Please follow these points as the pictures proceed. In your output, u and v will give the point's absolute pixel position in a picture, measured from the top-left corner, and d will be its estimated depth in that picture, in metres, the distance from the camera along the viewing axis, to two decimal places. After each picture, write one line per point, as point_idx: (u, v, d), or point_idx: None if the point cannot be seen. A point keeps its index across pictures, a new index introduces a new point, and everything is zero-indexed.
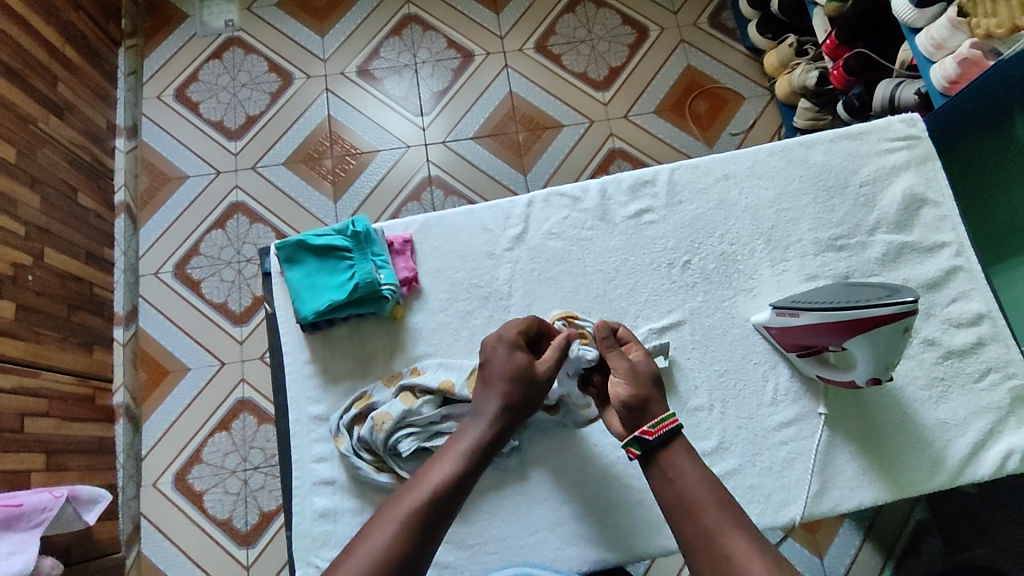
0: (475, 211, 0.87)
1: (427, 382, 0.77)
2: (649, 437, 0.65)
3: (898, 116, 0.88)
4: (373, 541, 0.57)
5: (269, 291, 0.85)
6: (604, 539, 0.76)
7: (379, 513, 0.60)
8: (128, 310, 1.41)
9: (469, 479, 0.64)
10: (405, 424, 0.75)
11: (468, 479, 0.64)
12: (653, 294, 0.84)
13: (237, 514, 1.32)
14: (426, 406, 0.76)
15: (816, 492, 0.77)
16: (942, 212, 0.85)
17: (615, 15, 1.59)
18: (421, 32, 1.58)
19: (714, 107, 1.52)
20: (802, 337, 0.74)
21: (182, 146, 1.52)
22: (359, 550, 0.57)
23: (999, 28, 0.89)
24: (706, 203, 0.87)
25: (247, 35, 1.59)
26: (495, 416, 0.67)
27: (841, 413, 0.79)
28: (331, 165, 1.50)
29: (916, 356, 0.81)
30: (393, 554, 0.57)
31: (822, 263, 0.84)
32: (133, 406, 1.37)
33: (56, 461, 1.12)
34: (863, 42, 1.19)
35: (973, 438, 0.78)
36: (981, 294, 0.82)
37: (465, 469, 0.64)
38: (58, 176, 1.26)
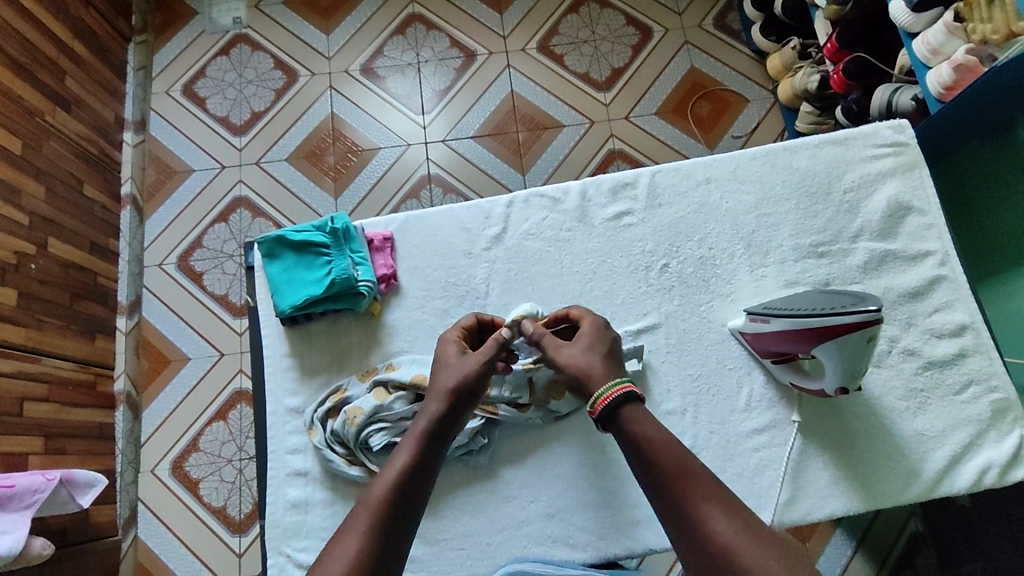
0: (455, 210, 0.88)
1: (400, 376, 0.78)
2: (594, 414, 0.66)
3: (885, 122, 0.87)
4: (342, 548, 0.56)
5: (251, 285, 0.87)
6: (571, 540, 0.76)
7: (344, 522, 0.59)
8: (131, 300, 1.45)
9: (424, 477, 0.64)
10: (374, 418, 0.76)
11: (425, 477, 0.64)
12: (629, 296, 0.84)
13: (231, 502, 1.34)
14: (398, 402, 0.77)
15: (787, 499, 0.76)
16: (927, 220, 0.84)
17: (619, 15, 1.58)
18: (424, 31, 1.60)
19: (717, 109, 1.51)
20: (772, 344, 0.74)
21: (187, 140, 1.55)
22: (330, 559, 0.55)
23: (994, 34, 0.89)
24: (687, 207, 0.87)
25: (254, 32, 1.61)
26: (437, 418, 0.68)
27: (816, 422, 0.78)
28: (333, 162, 1.52)
29: (894, 366, 0.80)
30: (365, 557, 0.55)
31: (801, 269, 0.84)
32: (134, 394, 1.40)
33: (54, 445, 1.16)
34: (862, 47, 1.18)
35: (950, 450, 0.77)
36: (964, 305, 0.81)
37: (419, 468, 0.64)
38: (63, 168, 1.29)
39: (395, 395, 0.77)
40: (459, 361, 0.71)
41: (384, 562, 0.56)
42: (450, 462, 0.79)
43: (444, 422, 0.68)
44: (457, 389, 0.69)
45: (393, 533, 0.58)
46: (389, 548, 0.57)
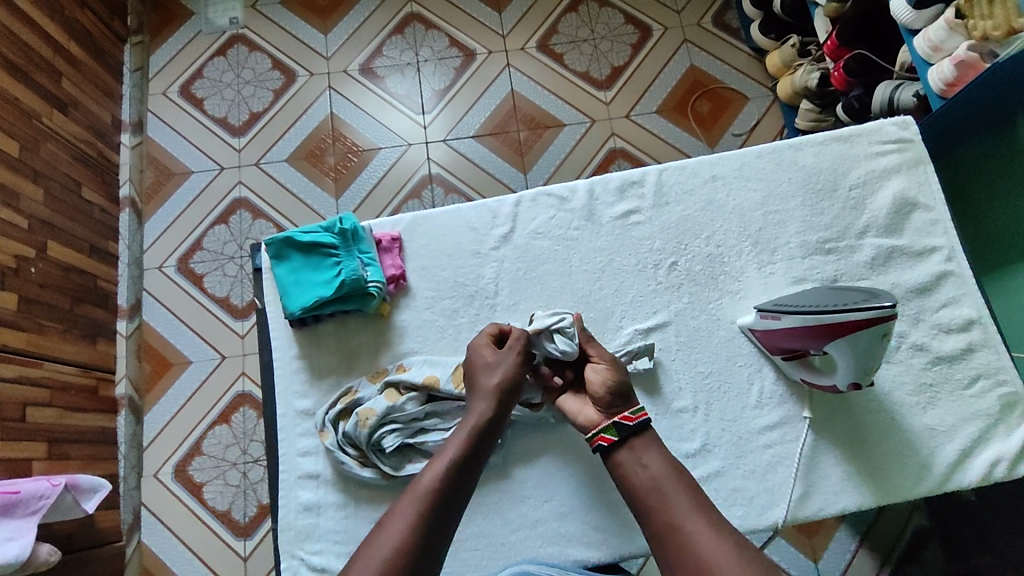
0: (462, 209, 0.88)
1: (412, 377, 0.78)
2: (628, 422, 0.69)
3: (890, 119, 0.88)
4: (387, 536, 0.58)
5: (258, 287, 0.86)
6: (585, 539, 0.76)
7: (390, 511, 0.61)
8: (132, 303, 1.44)
9: (469, 475, 0.65)
10: (392, 420, 0.77)
11: (469, 475, 0.65)
12: (638, 295, 0.84)
13: (236, 506, 1.34)
14: (410, 403, 0.77)
15: (800, 495, 0.76)
16: (933, 216, 0.84)
17: (618, 14, 1.58)
18: (423, 31, 1.59)
19: (717, 107, 1.52)
20: (784, 340, 0.74)
21: (185, 141, 1.54)
22: (374, 547, 0.57)
23: (995, 30, 0.89)
24: (694, 205, 0.87)
25: (251, 33, 1.61)
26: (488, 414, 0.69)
27: (826, 418, 0.79)
28: (333, 162, 1.52)
29: (904, 362, 0.80)
30: (408, 547, 0.57)
31: (809, 266, 0.84)
32: (136, 398, 1.39)
33: (57, 450, 1.15)
34: (863, 44, 1.18)
35: (960, 445, 0.77)
36: (971, 300, 0.82)
37: (464, 465, 0.65)
38: (61, 170, 1.28)
39: (415, 398, 0.77)
40: (496, 359, 0.72)
41: (425, 554, 0.58)
42: None
43: (491, 422, 0.69)
44: (501, 390, 0.71)
45: (436, 527, 0.60)
46: (432, 541, 0.59)
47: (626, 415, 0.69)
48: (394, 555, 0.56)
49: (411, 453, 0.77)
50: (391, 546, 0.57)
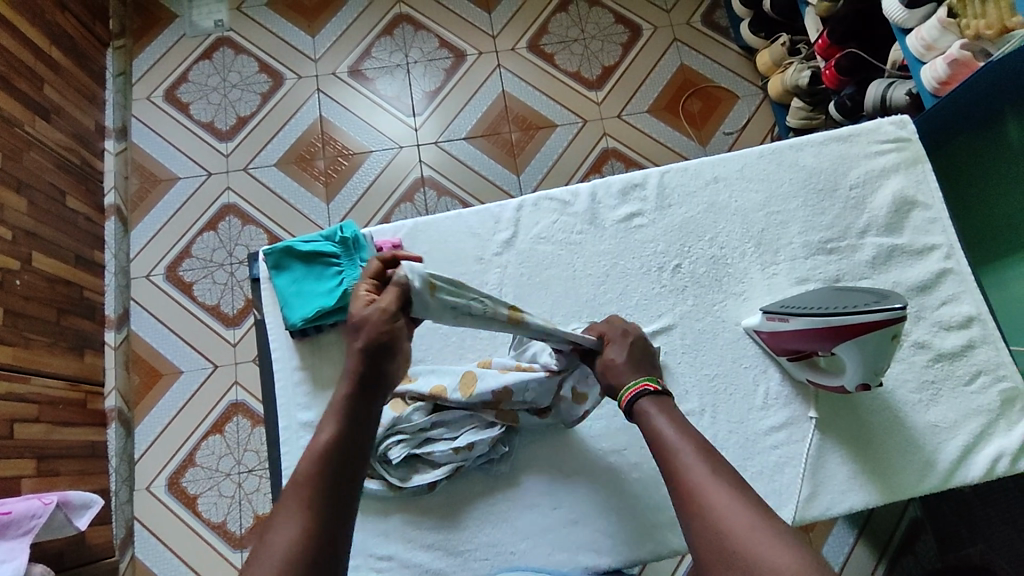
0: (464, 215, 0.87)
1: (418, 388, 0.77)
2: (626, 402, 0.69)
3: (887, 118, 0.88)
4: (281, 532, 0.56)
5: (257, 298, 0.85)
6: (596, 545, 0.75)
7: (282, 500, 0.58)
8: (119, 313, 1.41)
9: (343, 476, 0.60)
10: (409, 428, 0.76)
11: (358, 440, 0.62)
12: (643, 298, 0.84)
13: (232, 518, 1.32)
14: (416, 413, 0.77)
15: (808, 495, 0.77)
16: (931, 215, 0.85)
17: (608, 13, 1.58)
18: (412, 32, 1.57)
19: (708, 106, 1.52)
20: (791, 342, 0.74)
21: (172, 147, 1.51)
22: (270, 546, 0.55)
23: (988, 29, 0.92)
24: (696, 207, 0.87)
25: (237, 35, 1.58)
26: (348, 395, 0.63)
27: (833, 417, 0.79)
28: (323, 166, 1.49)
29: (906, 360, 0.81)
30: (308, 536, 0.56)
31: (812, 266, 0.84)
32: (125, 410, 1.36)
33: (46, 467, 1.12)
34: (854, 43, 1.19)
35: (963, 441, 0.78)
36: (971, 297, 0.83)
37: (337, 460, 0.60)
38: (45, 179, 1.25)
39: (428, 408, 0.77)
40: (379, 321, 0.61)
41: (327, 539, 0.56)
42: (470, 472, 0.78)
43: (361, 382, 0.63)
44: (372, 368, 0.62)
45: (332, 508, 0.58)
46: (331, 523, 0.57)
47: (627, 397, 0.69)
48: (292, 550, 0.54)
49: (417, 463, 0.77)
50: (288, 540, 0.55)
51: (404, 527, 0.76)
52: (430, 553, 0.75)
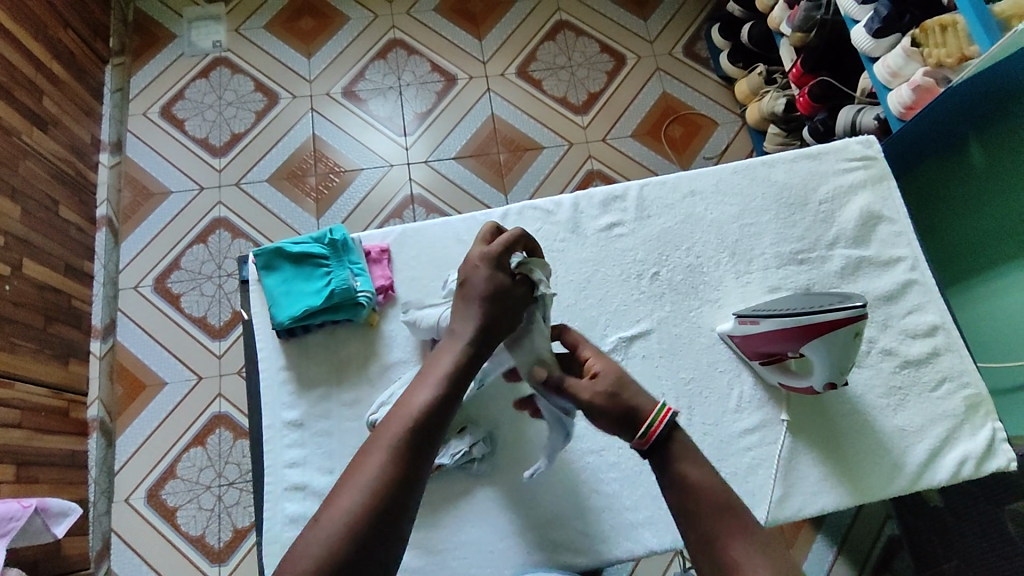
0: (451, 222, 0.90)
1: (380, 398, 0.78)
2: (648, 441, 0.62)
3: (854, 138, 0.93)
4: (362, 473, 0.57)
5: (246, 299, 0.86)
6: (571, 544, 0.77)
7: (372, 440, 0.60)
8: (106, 323, 1.41)
9: (424, 454, 0.59)
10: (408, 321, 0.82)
11: (443, 419, 0.62)
12: (622, 304, 0.87)
13: (211, 531, 1.30)
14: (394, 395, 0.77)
15: (780, 496, 0.79)
16: (897, 228, 0.89)
17: (594, 43, 1.65)
18: (405, 56, 1.63)
19: (689, 131, 1.58)
20: (762, 345, 0.77)
21: (166, 162, 1.54)
22: (347, 487, 0.56)
23: (948, 57, 0.96)
24: (674, 218, 0.90)
25: (234, 56, 1.62)
26: (454, 365, 0.65)
27: (804, 421, 0.82)
28: (315, 183, 1.53)
29: (873, 365, 0.84)
30: (385, 488, 0.56)
31: (783, 275, 0.88)
32: (107, 420, 1.36)
33: (26, 473, 1.11)
34: (827, 71, 1.26)
35: (930, 445, 0.81)
36: (935, 307, 0.86)
37: (421, 435, 0.60)
38: (39, 188, 1.27)
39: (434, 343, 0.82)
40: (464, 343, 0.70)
41: (399, 499, 0.56)
42: (452, 471, 0.79)
43: (469, 356, 0.67)
44: (456, 367, 0.65)
45: (399, 491, 0.56)
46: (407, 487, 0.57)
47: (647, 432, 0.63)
48: (372, 494, 0.55)
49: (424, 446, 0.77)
50: (367, 484, 0.56)
51: None
52: (409, 552, 0.76)
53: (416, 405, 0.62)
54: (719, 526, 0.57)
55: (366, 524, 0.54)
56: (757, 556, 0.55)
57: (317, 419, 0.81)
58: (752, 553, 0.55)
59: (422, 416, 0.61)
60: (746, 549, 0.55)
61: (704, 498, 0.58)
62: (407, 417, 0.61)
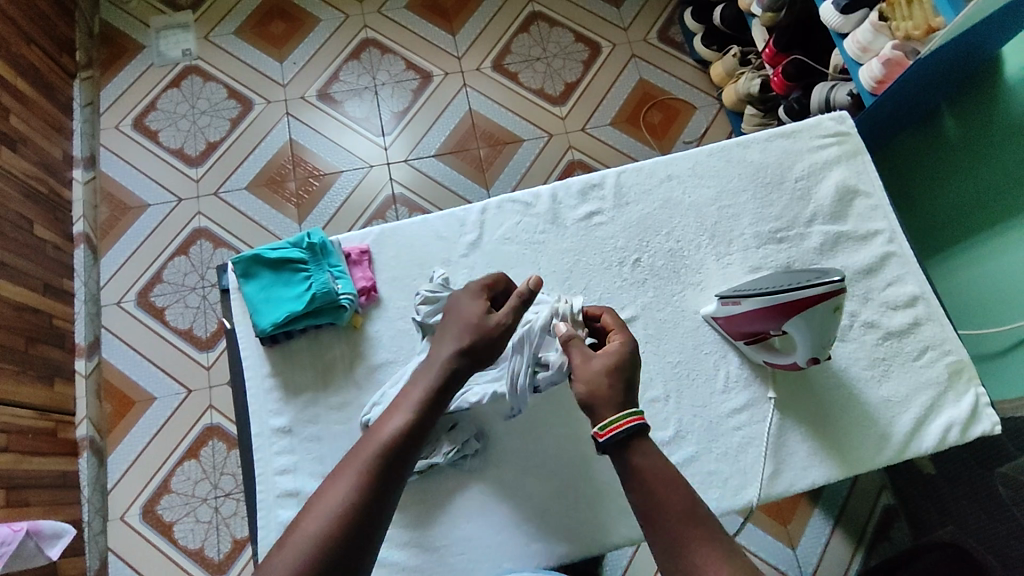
0: (429, 220, 0.89)
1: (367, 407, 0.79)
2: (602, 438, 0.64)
3: (827, 115, 0.93)
4: (329, 495, 0.61)
5: (228, 308, 0.86)
6: (567, 533, 0.77)
7: (344, 459, 0.64)
8: (90, 341, 1.40)
9: (395, 476, 0.63)
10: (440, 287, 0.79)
11: (417, 440, 0.66)
12: (605, 292, 0.87)
13: (209, 543, 1.30)
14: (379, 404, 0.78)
15: (771, 473, 0.79)
16: (873, 202, 0.90)
17: (568, 33, 1.64)
18: (379, 55, 1.62)
19: (667, 116, 1.58)
20: (745, 325, 0.78)
21: (142, 174, 1.52)
22: (314, 510, 0.60)
23: (915, 29, 0.97)
24: (652, 204, 0.91)
25: (205, 63, 1.60)
26: (432, 387, 0.69)
27: (791, 397, 0.82)
28: (295, 188, 1.51)
29: (857, 339, 0.85)
30: (351, 508, 0.60)
31: (764, 255, 0.88)
32: (97, 439, 1.34)
33: (16, 497, 1.10)
34: (798, 50, 1.26)
35: (915, 414, 0.81)
36: (914, 277, 0.87)
37: (393, 455, 0.64)
38: (11, 208, 1.25)
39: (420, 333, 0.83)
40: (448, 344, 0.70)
41: (367, 516, 0.60)
42: (444, 468, 0.79)
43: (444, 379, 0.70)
44: (430, 393, 0.69)
45: (367, 510, 0.61)
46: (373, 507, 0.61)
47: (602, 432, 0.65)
48: (338, 517, 0.59)
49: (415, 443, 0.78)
50: (334, 505, 0.60)
51: None
52: (407, 551, 0.76)
53: (388, 430, 0.65)
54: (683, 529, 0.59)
55: (335, 540, 0.58)
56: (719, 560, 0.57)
57: (306, 424, 0.81)
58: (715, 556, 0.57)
59: (395, 439, 0.65)
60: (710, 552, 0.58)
61: (665, 502, 0.61)
62: (380, 440, 0.65)
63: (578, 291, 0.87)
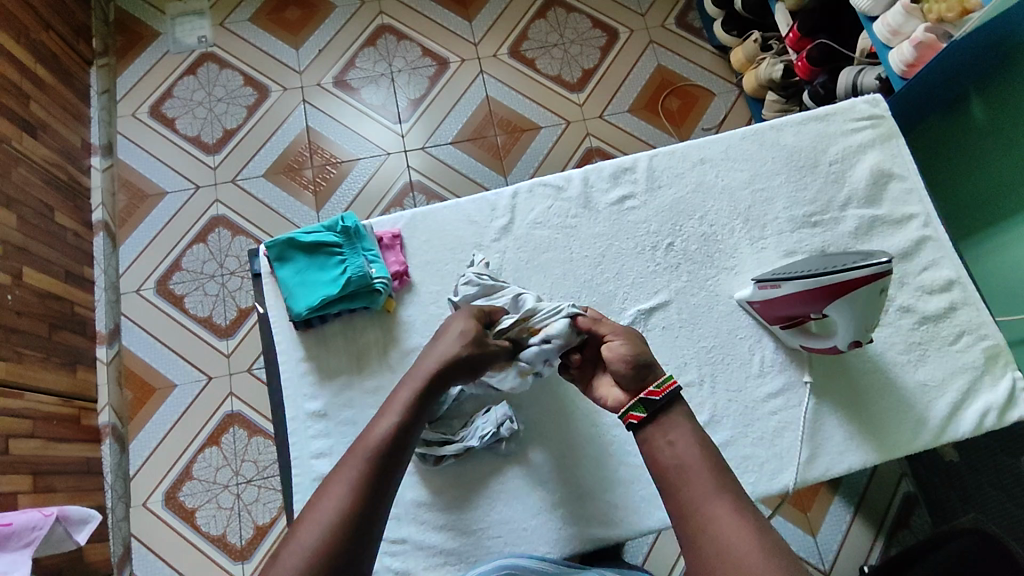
0: (461, 204, 0.89)
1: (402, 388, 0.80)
2: (655, 397, 0.67)
3: (860, 98, 0.93)
4: (319, 511, 0.58)
5: (259, 293, 0.86)
6: (605, 517, 0.77)
7: (332, 472, 0.61)
8: (110, 328, 1.40)
9: (387, 481, 0.61)
10: (486, 275, 0.81)
11: (405, 444, 0.64)
12: (638, 276, 0.86)
13: (232, 529, 1.30)
14: None
15: (807, 458, 0.79)
16: (908, 185, 0.89)
17: (585, 18, 1.63)
18: (395, 42, 1.60)
19: (686, 103, 1.57)
20: (784, 308, 0.77)
21: (159, 162, 1.52)
22: (308, 522, 0.57)
23: (949, 12, 0.96)
24: (685, 187, 0.90)
25: (221, 50, 1.59)
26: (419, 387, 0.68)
27: (827, 381, 0.82)
28: (312, 175, 1.51)
29: (893, 323, 0.84)
30: (344, 517, 0.58)
31: (798, 239, 0.88)
32: (119, 426, 1.35)
33: (43, 483, 1.10)
34: (824, 34, 1.25)
35: (952, 398, 0.81)
36: (950, 262, 0.86)
37: (383, 459, 0.62)
38: (33, 195, 1.25)
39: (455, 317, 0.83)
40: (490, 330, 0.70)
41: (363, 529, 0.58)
42: (480, 452, 0.79)
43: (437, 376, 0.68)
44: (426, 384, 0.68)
45: (363, 516, 0.58)
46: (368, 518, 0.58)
47: (651, 390, 0.67)
48: (330, 527, 0.57)
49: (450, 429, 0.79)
50: (326, 521, 0.57)
51: (416, 510, 0.77)
52: (444, 534, 0.76)
53: (375, 434, 0.64)
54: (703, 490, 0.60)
55: (331, 551, 0.55)
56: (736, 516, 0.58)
57: (341, 408, 0.80)
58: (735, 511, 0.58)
59: (384, 442, 0.63)
60: (729, 508, 0.58)
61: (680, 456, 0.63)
62: (369, 446, 0.63)
63: (610, 275, 0.86)
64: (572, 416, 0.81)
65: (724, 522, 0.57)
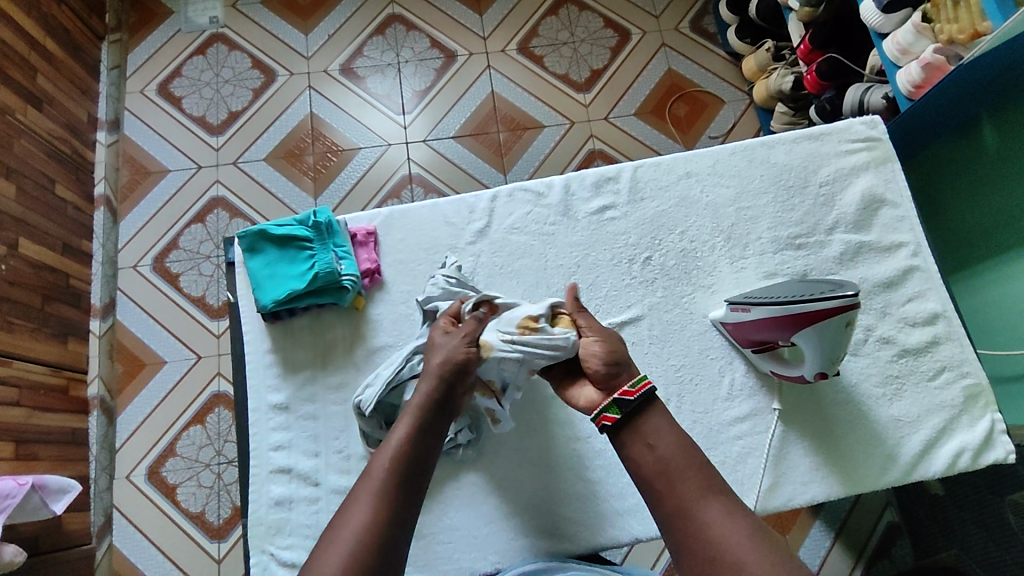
0: (439, 204, 0.88)
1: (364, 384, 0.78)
2: (629, 398, 0.64)
3: (858, 118, 0.89)
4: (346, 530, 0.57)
5: (232, 281, 0.86)
6: (558, 531, 0.76)
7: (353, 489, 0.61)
8: (105, 302, 1.42)
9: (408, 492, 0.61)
10: (454, 278, 0.80)
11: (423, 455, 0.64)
12: (612, 289, 0.85)
13: (210, 508, 1.32)
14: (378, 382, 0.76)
15: (768, 486, 0.77)
16: (900, 213, 0.86)
17: (597, 17, 1.60)
18: (404, 32, 1.59)
19: (694, 110, 1.54)
20: (753, 332, 0.76)
21: (163, 140, 1.53)
22: (334, 542, 0.57)
23: (960, 34, 0.91)
24: (668, 201, 0.88)
25: (231, 32, 1.60)
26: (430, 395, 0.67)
27: (796, 410, 0.80)
28: (312, 162, 1.51)
29: (870, 354, 0.82)
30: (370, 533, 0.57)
31: (780, 261, 0.85)
32: (108, 398, 1.37)
33: (25, 450, 1.13)
34: (835, 48, 1.21)
35: (925, 436, 0.79)
36: (936, 295, 0.84)
37: (402, 471, 0.62)
38: (34, 167, 1.26)
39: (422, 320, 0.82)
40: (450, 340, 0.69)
41: (394, 541, 0.58)
42: (436, 456, 0.78)
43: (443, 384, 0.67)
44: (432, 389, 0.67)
45: (388, 530, 0.58)
46: (395, 532, 0.58)
47: (625, 389, 0.64)
48: (358, 544, 0.56)
49: None
50: (353, 539, 0.56)
51: None
52: None
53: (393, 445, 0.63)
54: (694, 489, 0.59)
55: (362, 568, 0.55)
56: (730, 518, 0.56)
57: (303, 402, 0.81)
58: (730, 514, 0.57)
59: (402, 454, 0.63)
60: (722, 511, 0.57)
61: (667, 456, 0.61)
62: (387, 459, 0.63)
63: (583, 285, 0.85)
64: (533, 425, 0.80)
65: (722, 526, 0.56)
